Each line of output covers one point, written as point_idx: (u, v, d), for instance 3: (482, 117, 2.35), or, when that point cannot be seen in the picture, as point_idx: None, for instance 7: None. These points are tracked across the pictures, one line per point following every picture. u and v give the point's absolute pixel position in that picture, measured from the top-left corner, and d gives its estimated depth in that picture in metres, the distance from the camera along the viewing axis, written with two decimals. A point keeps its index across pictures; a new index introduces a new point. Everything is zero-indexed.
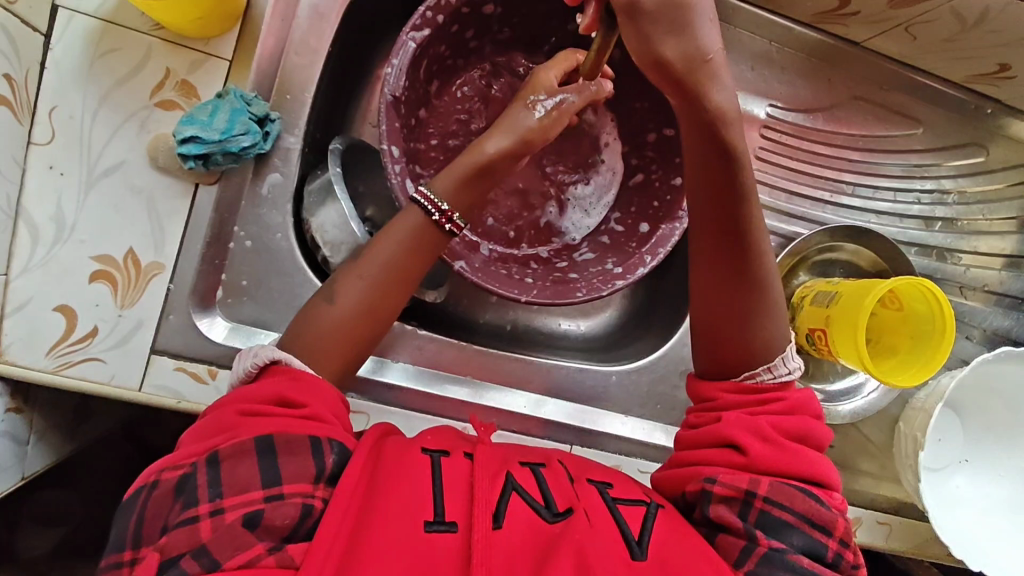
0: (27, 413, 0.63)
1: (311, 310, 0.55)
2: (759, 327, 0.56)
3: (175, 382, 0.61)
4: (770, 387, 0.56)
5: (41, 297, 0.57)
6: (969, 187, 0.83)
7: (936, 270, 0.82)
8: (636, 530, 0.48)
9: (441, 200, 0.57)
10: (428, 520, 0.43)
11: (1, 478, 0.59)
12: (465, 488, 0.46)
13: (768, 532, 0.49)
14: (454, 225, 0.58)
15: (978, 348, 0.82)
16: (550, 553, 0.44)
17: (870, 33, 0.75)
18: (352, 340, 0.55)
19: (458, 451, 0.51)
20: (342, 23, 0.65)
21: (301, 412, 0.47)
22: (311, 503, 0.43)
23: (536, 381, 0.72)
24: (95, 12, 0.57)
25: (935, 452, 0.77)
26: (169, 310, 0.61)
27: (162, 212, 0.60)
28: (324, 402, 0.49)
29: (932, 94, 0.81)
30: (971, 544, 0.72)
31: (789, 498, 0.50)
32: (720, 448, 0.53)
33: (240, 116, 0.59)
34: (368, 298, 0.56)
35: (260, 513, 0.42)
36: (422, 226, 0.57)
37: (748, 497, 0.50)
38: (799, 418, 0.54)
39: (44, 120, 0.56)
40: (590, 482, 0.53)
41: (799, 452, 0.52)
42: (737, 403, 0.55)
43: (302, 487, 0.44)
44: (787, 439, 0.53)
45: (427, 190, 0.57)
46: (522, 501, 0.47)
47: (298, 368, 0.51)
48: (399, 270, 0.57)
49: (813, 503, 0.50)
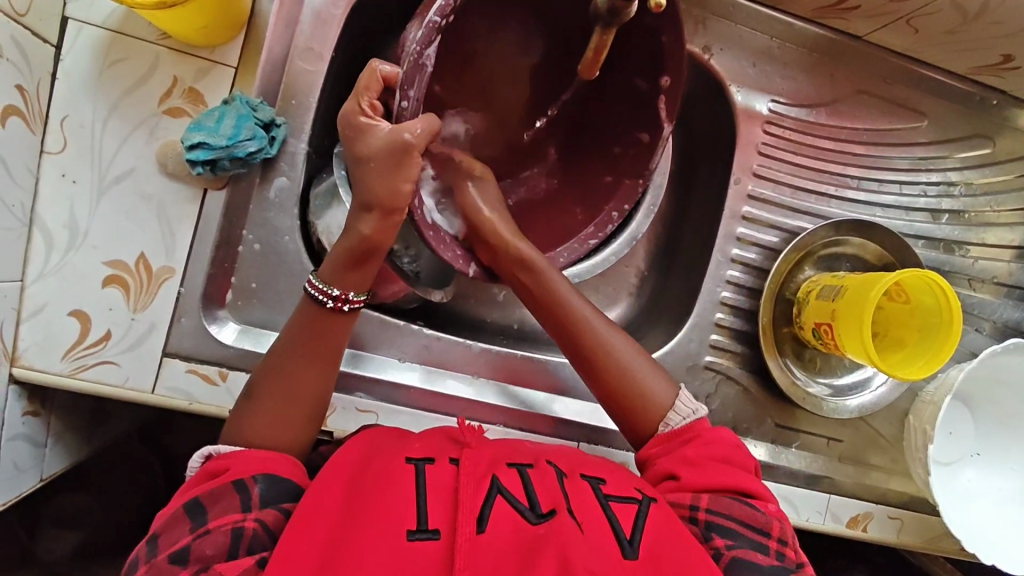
0: (45, 417, 0.64)
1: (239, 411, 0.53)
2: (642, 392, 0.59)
3: (187, 385, 0.62)
4: (684, 426, 0.58)
5: (57, 302, 0.59)
6: (977, 179, 0.83)
7: (945, 263, 0.81)
8: (628, 529, 0.48)
9: (330, 285, 0.56)
10: (411, 529, 0.44)
11: (19, 479, 0.60)
12: (450, 494, 0.47)
13: (721, 535, 0.52)
14: (352, 304, 0.56)
15: (988, 340, 0.82)
16: (534, 552, 0.44)
17: (871, 27, 0.75)
18: (292, 425, 0.54)
19: (443, 457, 0.51)
20: (345, 28, 0.66)
21: (222, 479, 0.48)
22: (242, 526, 0.46)
23: (542, 379, 0.73)
24: (103, 23, 0.59)
25: (945, 445, 0.77)
26: (180, 313, 0.62)
27: (171, 218, 0.61)
28: (252, 459, 0.50)
29: (936, 86, 0.80)
30: (982, 537, 0.72)
31: (726, 507, 0.53)
32: (658, 481, 0.57)
33: (246, 122, 0.60)
34: (287, 386, 0.54)
35: (188, 548, 0.45)
36: (326, 313, 0.56)
37: (692, 512, 0.54)
38: (721, 442, 0.57)
39: (56, 130, 0.58)
40: (583, 477, 0.54)
41: (724, 468, 0.56)
42: (659, 447, 0.58)
43: (230, 516, 0.46)
44: (712, 459, 0.56)
45: (314, 280, 0.56)
46: (507, 505, 0.47)
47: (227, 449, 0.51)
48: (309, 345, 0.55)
49: (748, 508, 0.54)
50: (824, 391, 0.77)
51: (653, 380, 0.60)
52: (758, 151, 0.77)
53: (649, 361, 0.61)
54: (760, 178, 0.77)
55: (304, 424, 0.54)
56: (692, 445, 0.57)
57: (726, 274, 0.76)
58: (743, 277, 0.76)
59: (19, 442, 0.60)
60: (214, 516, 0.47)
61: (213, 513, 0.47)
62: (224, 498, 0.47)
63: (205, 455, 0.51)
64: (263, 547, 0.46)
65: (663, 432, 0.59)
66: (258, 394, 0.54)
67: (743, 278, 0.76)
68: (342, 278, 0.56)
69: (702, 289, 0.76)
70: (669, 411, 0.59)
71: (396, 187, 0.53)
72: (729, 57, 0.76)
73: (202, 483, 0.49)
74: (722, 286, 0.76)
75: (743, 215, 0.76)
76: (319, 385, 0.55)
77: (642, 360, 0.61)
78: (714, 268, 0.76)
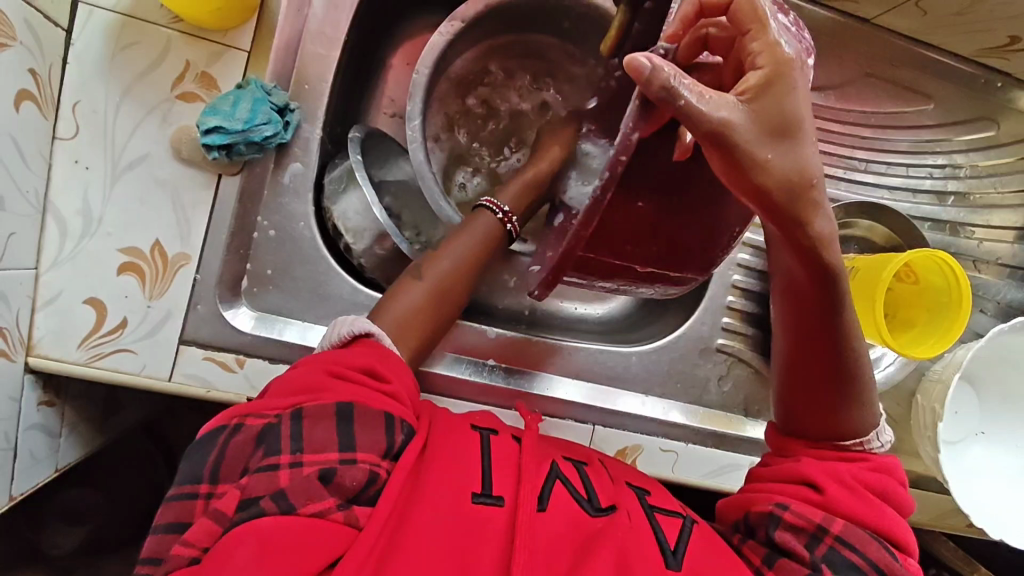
0: (59, 406, 0.64)
1: (403, 287, 0.60)
2: (846, 414, 0.57)
3: (204, 372, 0.61)
4: (854, 451, 0.58)
5: (72, 290, 0.58)
6: (981, 161, 0.84)
7: (950, 245, 0.83)
8: (672, 540, 0.48)
9: (505, 204, 0.66)
10: (475, 492, 0.45)
11: (35, 469, 0.60)
12: (513, 467, 0.48)
13: (835, 567, 0.49)
14: (514, 227, 0.66)
15: (992, 320, 0.83)
16: (593, 541, 0.45)
17: (878, 10, 0.75)
18: (433, 313, 0.60)
19: (505, 434, 0.53)
20: (356, 11, 0.66)
21: (382, 385, 0.48)
22: (378, 472, 0.44)
23: (557, 363, 0.73)
24: (114, 6, 0.58)
25: (952, 424, 0.78)
26: (196, 300, 0.61)
27: (187, 204, 0.60)
28: (407, 384, 0.51)
29: (942, 69, 0.81)
30: (990, 513, 0.73)
31: (862, 543, 0.51)
32: (792, 484, 0.55)
33: (262, 106, 0.60)
34: (447, 283, 0.62)
35: (333, 470, 0.42)
36: (496, 223, 0.65)
37: (820, 531, 0.51)
38: (884, 478, 0.56)
39: (67, 115, 0.57)
40: (629, 486, 0.54)
41: (878, 506, 0.54)
42: (816, 454, 0.57)
43: (371, 455, 0.44)
44: (869, 492, 0.55)
45: (494, 199, 0.66)
46: (564, 490, 0.48)
47: (385, 346, 0.53)
48: (475, 261, 0.63)
49: (887, 555, 0.51)
50: None
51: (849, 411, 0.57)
52: None
53: (852, 395, 0.57)
54: None
55: (440, 322, 0.61)
56: (856, 473, 0.55)
57: (736, 257, 0.77)
58: (754, 260, 0.77)
59: (34, 431, 0.59)
60: (360, 446, 0.44)
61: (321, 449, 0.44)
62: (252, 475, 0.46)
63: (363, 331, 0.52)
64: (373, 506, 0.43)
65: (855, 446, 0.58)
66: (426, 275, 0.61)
67: (753, 261, 0.77)
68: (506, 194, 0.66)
69: (714, 273, 0.76)
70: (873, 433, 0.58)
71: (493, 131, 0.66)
72: None
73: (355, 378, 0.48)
74: (733, 270, 0.77)
75: None
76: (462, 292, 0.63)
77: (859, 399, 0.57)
78: None
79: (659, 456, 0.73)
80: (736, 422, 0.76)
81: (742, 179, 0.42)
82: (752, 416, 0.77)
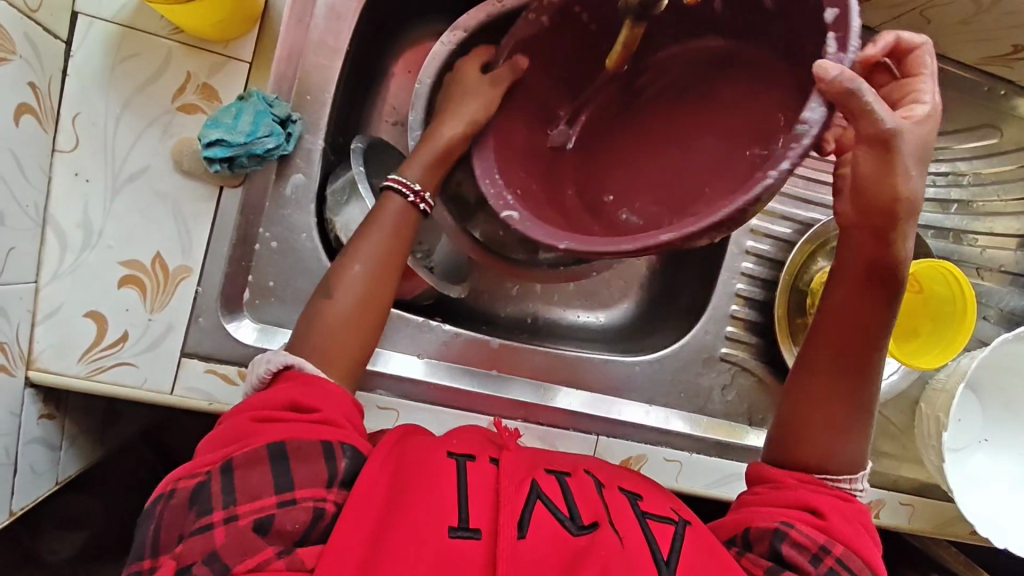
0: (59, 419, 0.63)
1: (315, 307, 0.56)
2: (834, 445, 0.56)
3: (205, 384, 0.61)
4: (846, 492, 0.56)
5: (72, 303, 0.58)
6: (984, 169, 0.84)
7: (953, 252, 0.82)
8: (665, 549, 0.48)
9: (414, 184, 0.59)
10: (452, 525, 0.44)
11: (35, 483, 0.60)
12: (490, 494, 0.47)
13: None
14: (427, 205, 0.60)
15: (995, 327, 0.83)
16: (576, 564, 0.43)
17: (882, 18, 0.75)
18: (366, 329, 0.56)
19: (483, 455, 0.51)
20: (359, 21, 0.65)
21: (315, 417, 0.48)
22: (324, 506, 0.44)
23: (559, 373, 0.73)
24: (114, 17, 0.57)
25: (956, 432, 0.78)
26: (198, 313, 0.61)
27: (188, 216, 0.60)
28: (337, 405, 0.50)
29: (945, 77, 0.81)
30: (994, 522, 0.73)
31: (857, 566, 0.51)
32: (793, 509, 0.53)
33: (264, 118, 0.59)
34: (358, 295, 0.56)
35: (272, 518, 0.43)
36: (407, 209, 0.59)
37: (823, 553, 0.51)
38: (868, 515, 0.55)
39: (67, 127, 0.57)
40: (620, 491, 0.54)
41: (867, 537, 0.53)
42: (809, 484, 0.55)
43: (314, 491, 0.44)
44: (858, 522, 0.54)
45: (400, 177, 0.59)
46: (546, 511, 0.47)
47: (310, 372, 0.51)
48: (389, 263, 0.58)
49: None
50: None
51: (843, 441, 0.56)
52: None
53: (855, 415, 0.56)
54: None
55: (359, 346, 0.56)
56: (843, 497, 0.55)
57: (740, 266, 0.76)
58: (757, 269, 0.77)
59: (35, 445, 0.59)
60: (299, 483, 0.44)
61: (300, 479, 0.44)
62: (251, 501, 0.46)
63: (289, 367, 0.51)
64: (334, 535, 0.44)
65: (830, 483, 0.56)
66: (342, 296, 0.56)
67: (756, 269, 0.77)
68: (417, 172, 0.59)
69: (717, 282, 0.76)
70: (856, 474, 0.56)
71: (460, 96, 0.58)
72: None
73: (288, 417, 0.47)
74: (736, 278, 0.76)
75: None
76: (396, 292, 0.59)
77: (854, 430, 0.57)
78: (729, 260, 0.76)
79: (663, 466, 0.72)
80: (740, 432, 0.76)
81: (874, 199, 0.49)
82: (756, 425, 0.76)
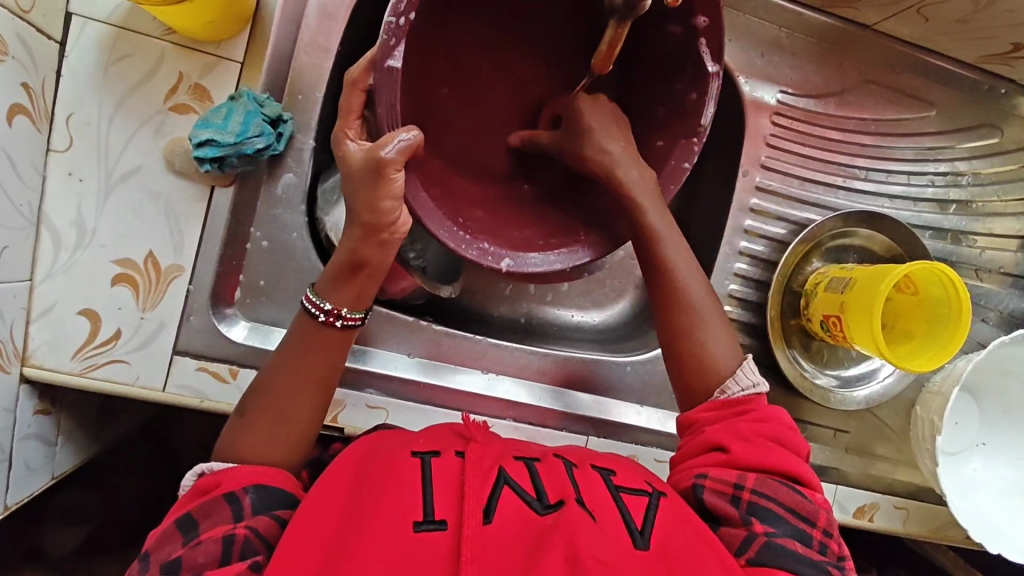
0: (55, 414, 0.64)
1: (231, 432, 0.54)
2: (706, 355, 0.58)
3: (197, 382, 0.62)
4: (741, 399, 0.56)
5: (66, 301, 0.58)
6: (984, 169, 0.82)
7: (952, 254, 0.81)
8: (639, 520, 0.48)
9: (324, 299, 0.55)
10: (417, 520, 0.44)
11: (31, 477, 0.61)
12: (456, 485, 0.47)
13: (763, 520, 0.51)
14: (344, 319, 0.55)
15: (994, 330, 0.82)
16: (544, 540, 0.43)
17: (880, 16, 0.74)
18: (280, 441, 0.53)
19: (449, 450, 0.51)
20: (351, 22, 0.66)
21: (214, 494, 0.49)
22: (234, 533, 0.46)
23: (551, 373, 0.73)
24: (107, 18, 0.58)
25: (952, 435, 0.77)
26: (189, 311, 0.62)
27: (180, 215, 0.61)
28: (239, 473, 0.50)
29: (943, 75, 0.80)
30: (989, 526, 0.72)
31: (774, 490, 0.52)
32: (705, 453, 0.55)
33: (254, 118, 0.60)
34: (273, 408, 0.54)
35: (181, 559, 0.46)
36: (320, 329, 0.55)
37: (736, 491, 0.52)
38: (778, 424, 0.56)
39: (61, 128, 0.57)
40: (593, 468, 0.54)
41: (779, 452, 0.54)
42: (715, 419, 0.56)
43: (220, 526, 0.47)
44: (769, 440, 0.55)
45: (309, 293, 0.56)
46: (514, 495, 0.47)
47: (218, 465, 0.51)
48: (301, 377, 0.55)
49: (797, 496, 0.53)
50: (832, 383, 0.77)
51: (723, 352, 0.58)
52: (766, 143, 0.77)
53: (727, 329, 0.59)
54: (768, 170, 0.77)
55: (283, 450, 0.54)
56: (753, 423, 0.55)
57: (733, 267, 0.76)
58: (751, 270, 0.76)
59: (30, 440, 0.60)
60: (204, 530, 0.47)
61: (204, 526, 0.47)
62: (214, 512, 0.48)
63: (198, 472, 0.51)
64: (255, 553, 0.46)
65: (715, 398, 0.57)
66: (251, 409, 0.54)
67: (750, 270, 0.76)
68: (335, 293, 0.55)
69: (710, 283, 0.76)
70: (730, 379, 0.57)
71: (377, 204, 0.51)
72: (738, 47, 0.75)
73: (193, 500, 0.49)
74: (729, 279, 0.76)
75: (750, 207, 0.76)
76: (315, 411, 0.55)
77: (721, 331, 0.59)
78: (722, 261, 0.76)
79: (654, 467, 0.72)
80: None
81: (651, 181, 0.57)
82: None
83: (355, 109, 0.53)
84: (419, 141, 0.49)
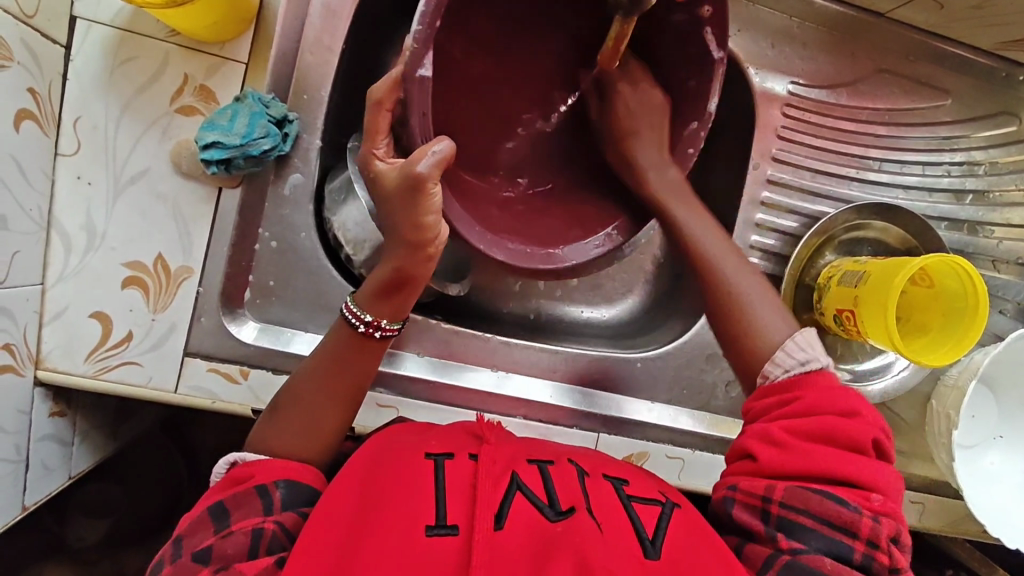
0: (70, 416, 0.65)
1: (262, 428, 0.54)
2: (744, 328, 0.57)
3: (209, 383, 0.62)
4: (787, 385, 0.54)
5: (78, 305, 0.59)
6: (1002, 157, 0.81)
7: (968, 245, 0.80)
8: (650, 530, 0.48)
9: (365, 311, 0.56)
10: (429, 524, 0.43)
11: (48, 478, 0.61)
12: (467, 490, 0.46)
13: (789, 535, 0.48)
14: (384, 330, 0.56)
15: (1012, 322, 0.81)
16: (553, 547, 0.43)
17: (893, 4, 0.73)
18: (311, 445, 0.54)
19: (463, 452, 0.51)
20: (355, 20, 0.65)
21: (248, 484, 0.49)
22: (263, 526, 0.46)
23: (560, 369, 0.73)
24: (112, 21, 0.58)
25: (969, 428, 0.76)
26: (199, 313, 0.62)
27: (188, 217, 0.61)
28: (273, 466, 0.51)
29: (958, 63, 0.79)
30: (1007, 522, 0.71)
31: (805, 501, 0.49)
32: (738, 458, 0.54)
33: (259, 119, 0.60)
34: (305, 410, 0.54)
35: (211, 547, 0.45)
36: (358, 338, 0.56)
37: (764, 504, 0.50)
38: (821, 416, 0.51)
39: (69, 131, 0.58)
40: (605, 477, 0.54)
41: (813, 451, 0.50)
42: (764, 411, 0.54)
43: (250, 519, 0.47)
44: (803, 439, 0.51)
45: (352, 305, 0.56)
46: (526, 502, 0.47)
47: (253, 458, 0.52)
48: (336, 389, 0.55)
49: (834, 504, 0.48)
50: (846, 377, 0.76)
51: (769, 319, 0.57)
52: (777, 135, 0.76)
53: (774, 304, 0.58)
54: (779, 163, 0.75)
55: (313, 448, 0.54)
56: (787, 423, 0.52)
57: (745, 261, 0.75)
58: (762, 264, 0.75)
59: (47, 442, 0.61)
60: (237, 520, 0.47)
61: (235, 517, 0.47)
62: (246, 503, 0.48)
63: (231, 461, 0.52)
64: (282, 548, 0.46)
65: (760, 384, 0.55)
66: (284, 407, 0.55)
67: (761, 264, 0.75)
68: (376, 306, 0.56)
69: None
70: (772, 361, 0.55)
71: (420, 221, 0.50)
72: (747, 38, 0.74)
73: (225, 489, 0.49)
74: None
75: (762, 201, 0.75)
76: (342, 421, 0.56)
77: (768, 303, 0.58)
78: None
79: (665, 463, 0.72)
80: None
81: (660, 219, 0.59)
82: None
83: (381, 129, 0.51)
84: (451, 150, 0.48)
